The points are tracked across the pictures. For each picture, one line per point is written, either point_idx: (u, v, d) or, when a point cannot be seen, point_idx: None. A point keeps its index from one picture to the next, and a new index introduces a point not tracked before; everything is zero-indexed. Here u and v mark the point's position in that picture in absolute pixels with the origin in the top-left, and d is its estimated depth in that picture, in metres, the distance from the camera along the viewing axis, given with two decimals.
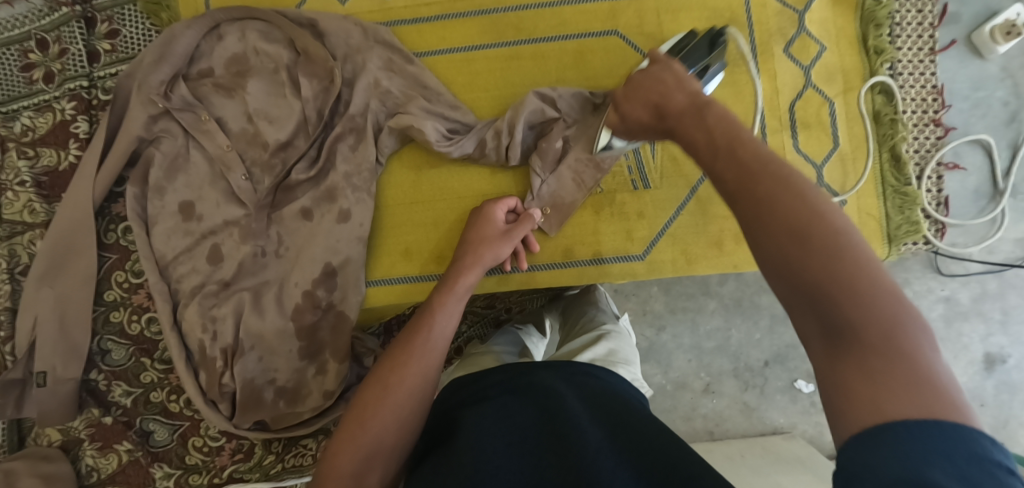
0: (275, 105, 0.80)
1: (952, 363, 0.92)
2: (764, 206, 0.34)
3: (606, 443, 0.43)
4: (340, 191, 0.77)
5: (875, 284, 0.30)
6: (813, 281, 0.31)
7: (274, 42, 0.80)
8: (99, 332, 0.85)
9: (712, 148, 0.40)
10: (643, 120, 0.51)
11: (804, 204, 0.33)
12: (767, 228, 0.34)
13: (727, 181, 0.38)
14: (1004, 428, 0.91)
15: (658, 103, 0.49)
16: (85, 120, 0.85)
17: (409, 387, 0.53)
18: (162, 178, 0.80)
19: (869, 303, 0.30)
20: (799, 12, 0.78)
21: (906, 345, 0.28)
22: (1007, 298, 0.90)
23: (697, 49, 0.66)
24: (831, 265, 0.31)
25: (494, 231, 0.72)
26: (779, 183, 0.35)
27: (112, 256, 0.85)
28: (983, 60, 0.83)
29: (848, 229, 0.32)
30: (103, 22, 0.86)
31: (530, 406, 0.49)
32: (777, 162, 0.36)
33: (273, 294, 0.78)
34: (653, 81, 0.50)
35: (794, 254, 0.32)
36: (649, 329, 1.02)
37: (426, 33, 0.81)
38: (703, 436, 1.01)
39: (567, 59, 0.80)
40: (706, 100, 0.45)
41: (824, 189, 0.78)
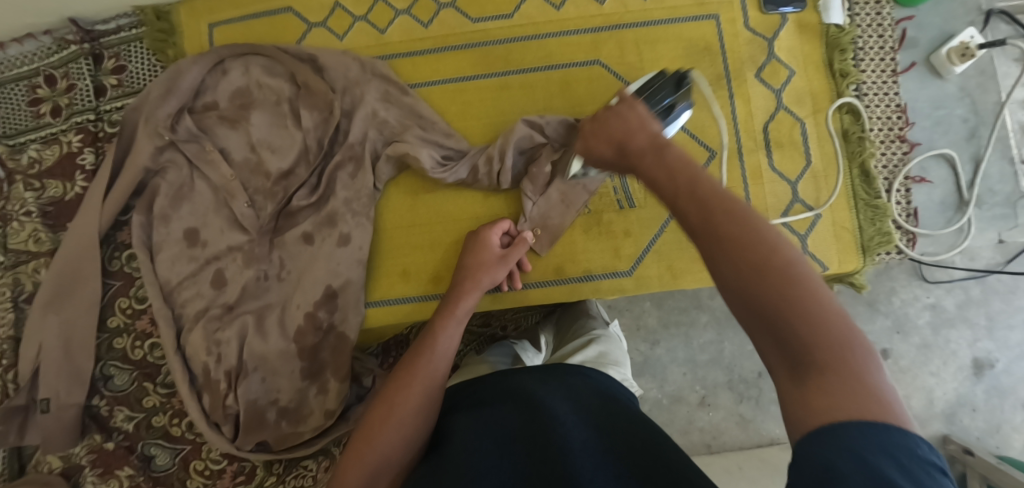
0: (277, 136, 0.83)
1: (943, 369, 0.96)
2: (725, 239, 0.38)
3: (589, 444, 0.46)
4: (340, 217, 0.81)
5: (829, 315, 0.34)
6: (774, 317, 0.34)
7: (276, 76, 0.84)
8: (102, 358, 0.86)
9: (670, 180, 0.44)
10: (607, 155, 0.53)
11: (761, 242, 0.37)
12: (728, 262, 0.37)
13: (687, 211, 0.41)
14: (997, 433, 0.94)
15: (620, 141, 0.51)
16: (91, 152, 0.88)
17: (413, 407, 0.56)
18: (168, 207, 0.83)
19: (824, 327, 0.33)
20: (767, 39, 0.84)
21: (857, 369, 0.32)
22: (990, 303, 0.95)
23: (664, 88, 0.68)
24: (787, 296, 0.34)
25: (491, 255, 0.75)
26: (735, 216, 0.38)
27: (116, 283, 0.87)
28: (942, 80, 0.89)
29: (797, 259, 0.36)
30: (110, 58, 0.90)
31: (517, 406, 0.53)
32: (728, 196, 0.40)
33: (276, 317, 0.80)
34: (619, 120, 0.52)
35: (755, 288, 0.35)
36: (643, 343, 1.05)
37: (421, 66, 0.86)
38: (701, 449, 1.03)
39: (554, 88, 0.84)
40: (665, 142, 0.48)
41: (799, 204, 0.82)
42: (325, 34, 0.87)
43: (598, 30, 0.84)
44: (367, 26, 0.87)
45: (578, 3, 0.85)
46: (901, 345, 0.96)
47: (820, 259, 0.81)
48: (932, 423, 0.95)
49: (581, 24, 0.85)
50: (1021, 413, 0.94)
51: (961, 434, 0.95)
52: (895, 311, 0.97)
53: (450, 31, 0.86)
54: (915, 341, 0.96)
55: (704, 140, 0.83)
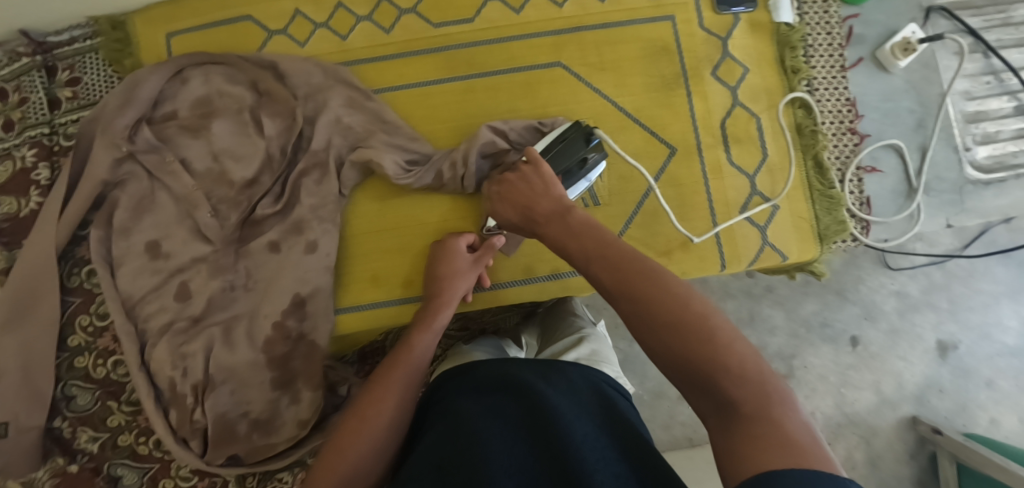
0: (240, 144, 0.83)
1: (910, 352, 0.99)
2: (641, 300, 0.42)
3: (590, 438, 0.47)
4: (307, 224, 0.80)
5: (744, 368, 0.37)
6: (699, 369, 0.38)
7: (237, 84, 0.84)
8: (63, 378, 0.84)
9: (582, 251, 0.49)
10: (514, 221, 0.60)
11: (680, 302, 0.41)
12: (647, 320, 0.41)
13: (602, 279, 0.46)
14: (963, 412, 0.98)
15: (525, 206, 0.58)
16: (47, 166, 0.86)
17: (381, 422, 0.56)
18: (128, 220, 0.81)
19: (742, 381, 0.37)
20: (722, 38, 0.87)
21: (776, 412, 0.35)
22: (952, 288, 0.99)
23: (572, 146, 0.71)
24: (707, 350, 0.38)
25: (463, 262, 0.76)
26: (650, 281, 0.43)
27: (76, 299, 0.85)
28: (888, 74, 0.93)
29: (714, 316, 0.40)
30: (64, 70, 0.88)
31: (521, 397, 0.53)
32: (643, 262, 0.45)
33: (243, 327, 0.79)
34: (525, 189, 0.60)
35: (680, 346, 0.39)
36: (622, 341, 1.07)
37: (383, 71, 0.86)
38: (683, 443, 1.05)
39: (517, 90, 0.85)
40: (567, 206, 0.55)
41: (758, 196, 0.85)
42: (286, 42, 0.87)
43: (558, 33, 0.86)
44: (328, 33, 0.87)
45: (537, 7, 0.86)
46: (870, 331, 0.99)
47: (781, 249, 0.84)
48: (903, 405, 0.99)
49: (541, 27, 0.86)
50: (985, 391, 0.98)
51: (930, 415, 0.98)
52: (863, 299, 1.00)
53: (413, 36, 0.86)
54: (883, 326, 1.00)
55: (665, 137, 0.85)
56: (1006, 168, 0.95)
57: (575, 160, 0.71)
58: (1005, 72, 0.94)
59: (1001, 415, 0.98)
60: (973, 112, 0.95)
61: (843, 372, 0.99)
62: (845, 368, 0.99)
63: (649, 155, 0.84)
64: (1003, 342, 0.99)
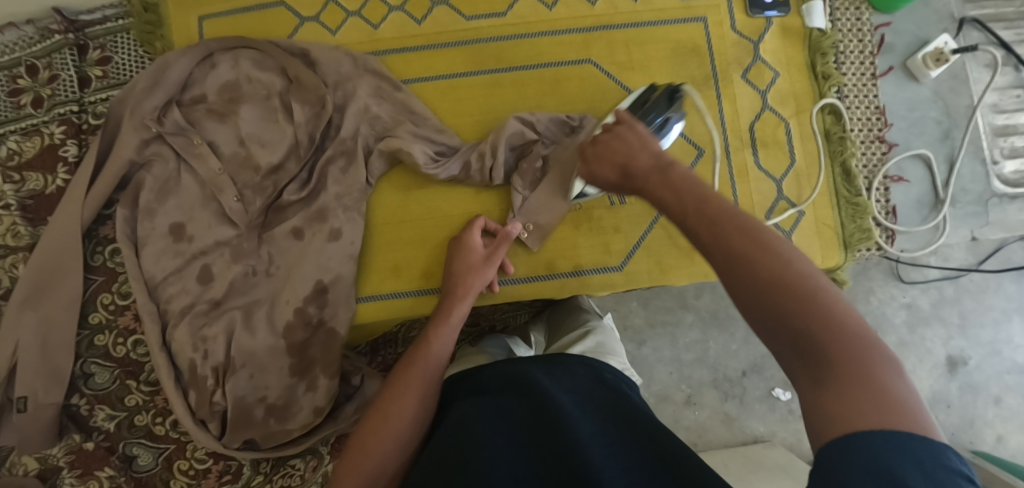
0: (267, 130, 0.83)
1: (918, 366, 0.99)
2: (740, 255, 0.40)
3: (597, 435, 0.47)
4: (331, 212, 0.80)
5: (846, 328, 0.35)
6: (798, 328, 0.36)
7: (267, 70, 0.84)
8: (82, 355, 0.84)
9: (676, 203, 0.47)
10: (611, 180, 0.57)
11: (778, 260, 0.39)
12: (745, 274, 0.39)
13: (699, 232, 0.44)
14: (970, 428, 0.98)
15: (622, 163, 0.55)
16: (74, 144, 0.86)
17: (407, 415, 0.56)
18: (153, 201, 0.82)
19: (843, 340, 0.35)
20: (753, 42, 0.87)
21: (878, 377, 0.33)
22: (962, 302, 0.99)
23: (657, 106, 0.74)
24: (803, 309, 0.36)
25: (477, 258, 0.76)
26: (750, 236, 0.41)
27: (98, 278, 0.85)
28: (918, 83, 0.92)
29: (817, 277, 0.38)
30: (95, 49, 0.88)
31: (522, 396, 0.53)
32: (742, 217, 0.42)
33: (265, 312, 0.79)
34: (619, 142, 0.56)
35: (774, 305, 0.38)
36: (630, 344, 1.06)
37: (413, 62, 0.86)
38: (687, 448, 1.05)
39: (546, 86, 0.85)
40: (670, 160, 0.51)
41: (783, 201, 0.85)
42: (316, 29, 0.87)
43: (589, 30, 0.86)
44: (359, 22, 0.87)
45: (570, 3, 0.86)
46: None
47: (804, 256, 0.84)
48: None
49: (572, 24, 0.86)
50: (992, 409, 0.98)
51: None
52: (874, 312, 0.99)
53: (443, 28, 0.86)
54: (892, 339, 0.99)
55: (693, 137, 0.84)
56: None
57: (657, 121, 0.74)
58: None
59: (1008, 433, 0.97)
60: (1001, 125, 0.94)
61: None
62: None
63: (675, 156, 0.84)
64: (1013, 359, 0.98)
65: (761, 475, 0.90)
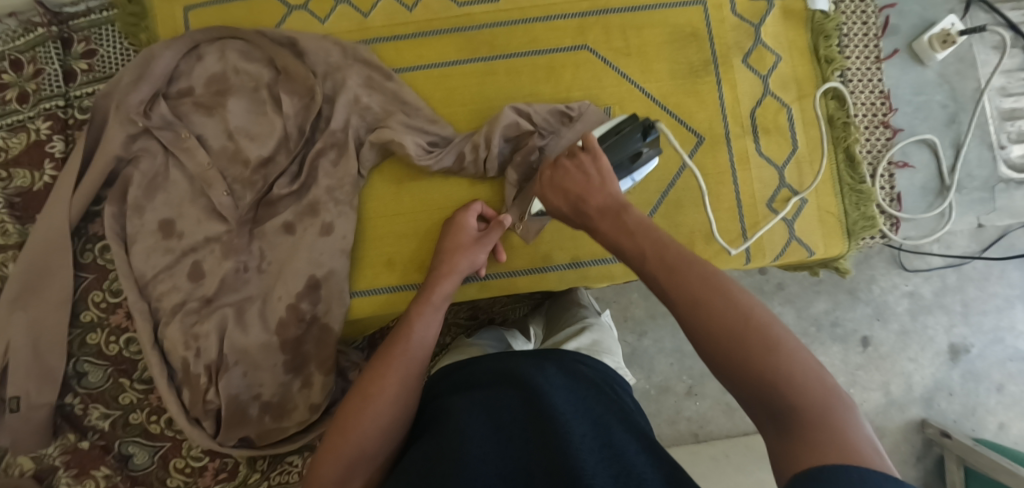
0: (256, 123, 0.81)
1: (920, 355, 0.98)
2: (700, 302, 0.42)
3: (588, 437, 0.45)
4: (323, 205, 0.78)
5: (807, 377, 0.37)
6: (759, 377, 0.38)
7: (254, 61, 0.82)
8: (75, 354, 0.83)
9: (637, 252, 0.49)
10: (562, 209, 0.63)
11: (740, 310, 0.40)
12: (705, 324, 0.41)
13: (660, 283, 0.45)
14: (972, 416, 0.97)
15: (578, 198, 0.60)
16: (60, 140, 0.85)
17: (389, 396, 0.56)
18: (142, 197, 0.80)
19: (806, 390, 0.36)
20: (754, 25, 0.84)
21: (838, 424, 0.34)
22: (965, 290, 0.97)
23: (630, 138, 0.70)
24: (767, 360, 0.38)
25: (468, 237, 0.74)
26: (711, 286, 0.42)
27: (88, 276, 0.84)
28: (924, 67, 0.89)
29: (774, 324, 0.39)
30: (80, 42, 0.86)
31: (514, 392, 0.52)
32: (700, 266, 0.44)
33: (257, 309, 0.78)
34: (574, 179, 0.62)
35: (739, 355, 0.39)
36: (630, 334, 1.05)
37: (404, 51, 0.84)
38: (688, 438, 1.04)
39: (541, 74, 0.83)
40: (622, 203, 0.56)
41: (785, 189, 0.83)
42: (304, 18, 0.84)
43: (584, 15, 0.83)
44: (348, 10, 0.84)
45: None
46: (881, 332, 0.98)
47: (807, 244, 0.82)
48: (911, 407, 0.97)
49: (567, 9, 0.83)
50: (995, 397, 0.97)
51: (938, 418, 0.97)
52: (875, 299, 0.98)
53: (435, 15, 0.84)
54: (894, 327, 0.98)
55: (691, 126, 0.82)
56: None
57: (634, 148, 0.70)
58: None
59: (1010, 421, 0.96)
60: (1008, 108, 0.91)
61: (852, 372, 0.98)
62: (854, 368, 0.98)
63: (674, 145, 0.82)
64: (1015, 346, 0.97)
65: (761, 465, 0.89)
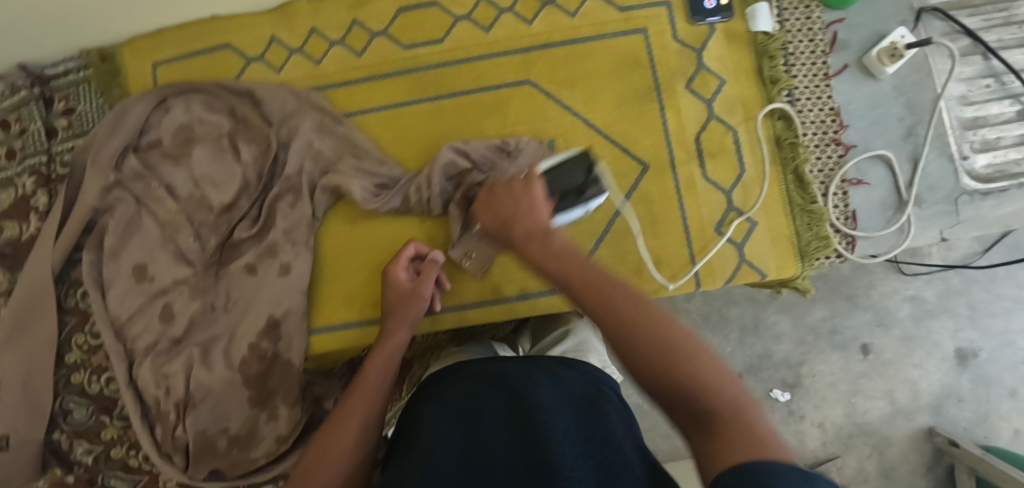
0: (218, 169, 0.86)
1: (925, 360, 0.99)
2: (623, 319, 0.45)
3: (569, 433, 0.45)
4: (280, 247, 0.83)
5: (717, 380, 0.41)
6: (682, 388, 0.41)
7: (216, 111, 0.87)
8: (60, 393, 0.88)
9: (564, 275, 0.50)
10: (490, 227, 0.59)
11: (659, 325, 0.44)
12: (633, 345, 0.44)
13: (586, 303, 0.48)
14: (984, 423, 0.98)
15: (507, 219, 0.57)
16: (44, 193, 0.91)
17: (351, 439, 0.56)
18: (117, 243, 0.86)
19: (720, 394, 0.40)
20: (696, 50, 0.85)
21: (751, 422, 0.38)
22: (971, 293, 0.99)
23: (577, 168, 0.71)
24: (684, 369, 0.41)
25: (404, 289, 0.74)
26: (631, 309, 0.45)
27: (72, 319, 0.89)
28: (876, 81, 0.87)
29: (686, 337, 0.43)
30: (60, 101, 0.92)
31: (500, 393, 0.51)
32: (621, 287, 0.47)
33: (222, 348, 0.82)
34: (509, 198, 0.58)
35: (662, 368, 0.42)
36: None
37: (355, 95, 0.86)
38: (682, 453, 1.04)
39: (486, 110, 0.84)
40: (546, 228, 0.55)
41: (733, 212, 0.83)
42: (261, 68, 0.88)
43: (527, 51, 0.85)
44: (302, 58, 0.87)
45: (506, 24, 0.86)
46: (882, 338, 0.99)
47: (758, 267, 0.82)
48: (919, 415, 0.99)
49: (509, 46, 0.85)
50: (1008, 401, 0.98)
51: (949, 425, 0.98)
52: (875, 305, 1.00)
53: (383, 59, 0.86)
54: (896, 333, 1.00)
55: (635, 153, 0.83)
56: (1007, 176, 0.87)
57: (573, 186, 0.71)
58: (1006, 74, 0.89)
59: None
60: (970, 117, 0.89)
61: (854, 381, 1.00)
62: (857, 376, 0.99)
63: (618, 173, 0.83)
64: None
65: None
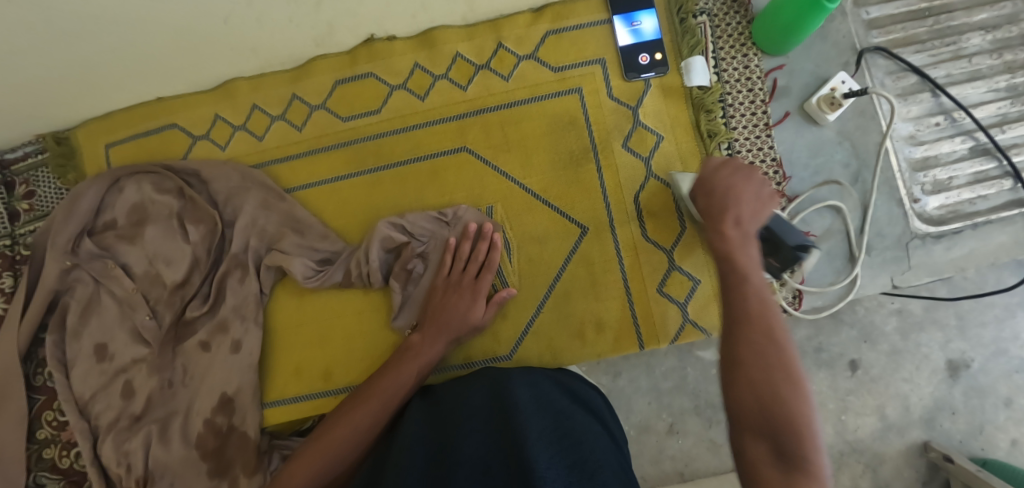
0: (169, 248, 0.87)
1: (916, 374, 0.89)
2: (745, 317, 0.49)
3: (542, 432, 0.51)
4: (231, 323, 0.85)
5: (800, 419, 0.44)
6: (772, 415, 0.45)
7: (165, 191, 0.88)
8: (33, 469, 0.91)
9: (727, 259, 0.53)
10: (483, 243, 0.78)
11: (778, 346, 0.48)
12: (743, 346, 0.48)
13: (743, 287, 0.51)
14: (981, 435, 0.88)
15: (698, 186, 0.60)
16: (10, 275, 0.93)
17: (364, 425, 0.67)
18: (78, 323, 0.88)
19: (810, 438, 0.43)
20: (632, 107, 0.85)
21: (813, 473, 0.42)
22: (959, 303, 0.90)
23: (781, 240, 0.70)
24: (768, 389, 0.46)
25: (463, 283, 0.78)
26: (755, 318, 0.49)
27: (41, 396, 0.92)
28: (819, 127, 0.86)
29: (792, 362, 0.47)
30: (21, 184, 0.95)
31: (484, 402, 0.58)
32: (764, 294, 0.50)
33: (179, 425, 0.84)
34: (727, 175, 0.58)
35: (762, 378, 0.47)
36: (603, 375, 0.92)
37: (298, 169, 0.89)
38: (674, 479, 0.89)
39: (424, 178, 0.86)
40: (732, 190, 0.57)
41: (676, 271, 0.82)
42: (208, 145, 0.90)
43: (463, 117, 0.86)
44: (246, 134, 0.90)
45: (442, 91, 0.87)
46: (869, 354, 0.90)
47: (702, 326, 0.82)
48: (912, 430, 0.89)
49: (445, 113, 0.86)
50: (1004, 412, 0.88)
51: (943, 440, 0.88)
52: (860, 321, 0.91)
53: (323, 131, 0.88)
54: (884, 348, 0.90)
55: (575, 216, 0.83)
56: (962, 217, 0.86)
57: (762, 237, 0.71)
58: (957, 110, 0.86)
59: None
60: (920, 158, 0.87)
61: (843, 398, 0.90)
62: (845, 394, 0.90)
63: (558, 236, 0.83)
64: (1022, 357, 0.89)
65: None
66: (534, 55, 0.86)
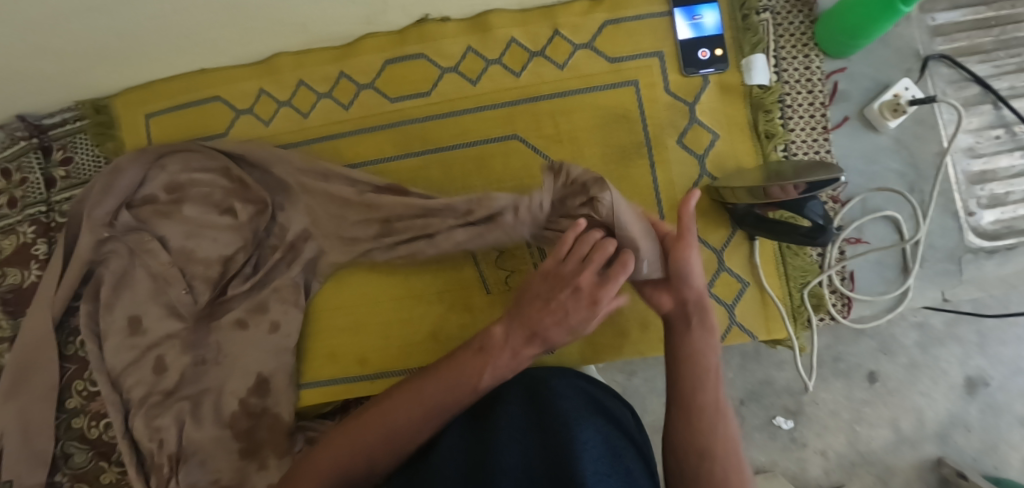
0: (207, 223, 0.85)
1: (933, 388, 0.88)
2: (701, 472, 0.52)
3: (591, 446, 0.51)
4: (269, 304, 0.84)
5: None
6: None
7: (206, 165, 0.86)
8: (62, 437, 0.90)
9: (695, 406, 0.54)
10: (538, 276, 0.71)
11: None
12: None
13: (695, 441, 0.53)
14: (993, 452, 0.87)
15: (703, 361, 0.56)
16: (44, 242, 0.92)
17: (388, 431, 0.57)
18: (111, 295, 0.86)
19: None
20: (689, 103, 0.83)
21: None
22: (982, 321, 0.88)
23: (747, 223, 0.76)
24: None
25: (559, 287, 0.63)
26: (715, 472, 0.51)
27: (72, 366, 0.91)
28: (878, 133, 0.84)
29: None
30: (58, 150, 0.93)
31: (535, 405, 0.58)
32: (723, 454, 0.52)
33: (212, 402, 0.83)
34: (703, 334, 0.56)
35: None
36: (619, 374, 0.91)
37: (342, 149, 0.87)
38: None
39: (471, 165, 0.84)
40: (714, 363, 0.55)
41: (726, 273, 0.81)
42: (251, 121, 0.89)
43: (513, 104, 0.84)
44: (290, 111, 0.88)
45: (494, 76, 0.85)
46: (887, 365, 0.89)
47: (748, 329, 0.81)
48: (925, 445, 0.88)
49: (496, 99, 0.85)
50: (1018, 430, 0.87)
51: (956, 456, 0.87)
52: (881, 332, 0.89)
53: (370, 112, 0.87)
54: (902, 361, 0.89)
55: None
56: (1016, 232, 0.84)
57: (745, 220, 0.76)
58: (1017, 124, 0.84)
59: None
60: (977, 170, 0.85)
61: (857, 409, 0.89)
62: (859, 405, 0.89)
63: None
64: None
65: None
66: (590, 45, 0.84)
